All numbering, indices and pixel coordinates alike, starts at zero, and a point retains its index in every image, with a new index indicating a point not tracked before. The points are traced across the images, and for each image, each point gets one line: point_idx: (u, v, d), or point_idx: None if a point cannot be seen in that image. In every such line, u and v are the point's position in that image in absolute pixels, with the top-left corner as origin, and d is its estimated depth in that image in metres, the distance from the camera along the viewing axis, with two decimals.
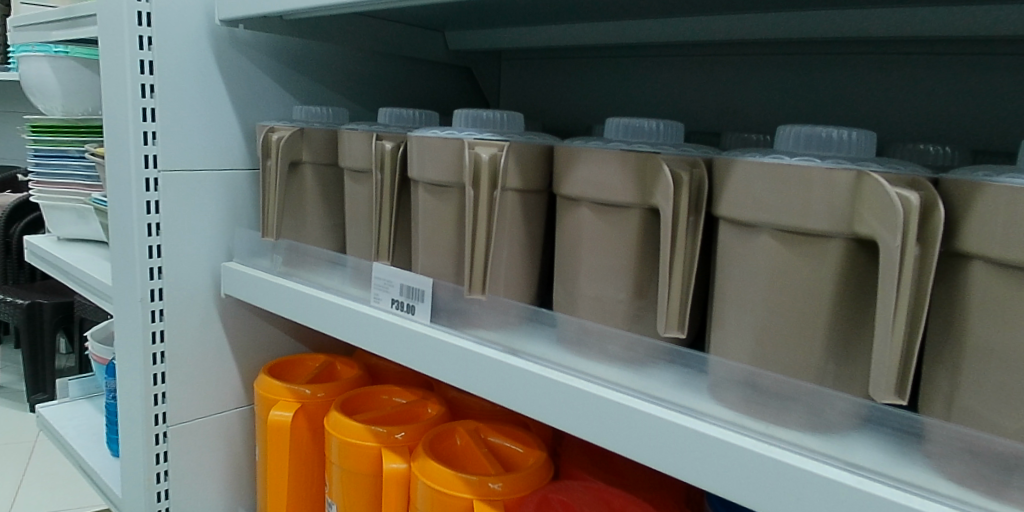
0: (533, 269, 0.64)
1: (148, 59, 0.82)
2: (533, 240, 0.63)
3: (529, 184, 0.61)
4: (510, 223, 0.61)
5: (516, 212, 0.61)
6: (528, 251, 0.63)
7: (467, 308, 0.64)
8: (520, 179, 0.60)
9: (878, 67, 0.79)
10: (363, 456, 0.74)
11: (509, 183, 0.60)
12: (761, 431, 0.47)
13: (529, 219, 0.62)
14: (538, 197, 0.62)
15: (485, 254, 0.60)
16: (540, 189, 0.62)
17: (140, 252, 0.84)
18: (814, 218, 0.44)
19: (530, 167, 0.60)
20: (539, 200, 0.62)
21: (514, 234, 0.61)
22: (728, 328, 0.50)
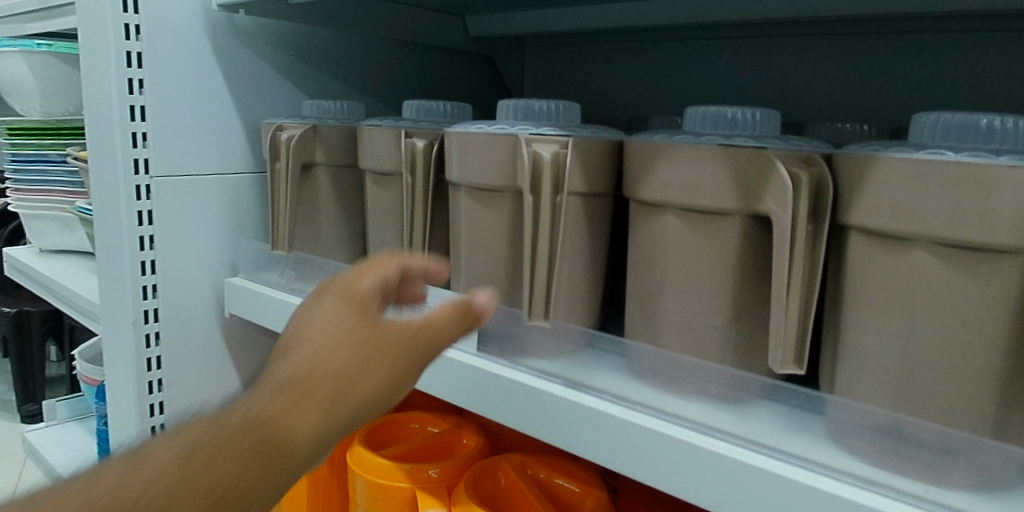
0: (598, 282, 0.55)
1: (136, 50, 0.72)
2: (597, 249, 0.54)
3: (592, 190, 0.52)
4: (578, 235, 0.52)
5: (583, 220, 0.52)
6: (592, 263, 0.54)
7: (522, 334, 0.54)
8: (584, 184, 0.51)
9: (964, 45, 0.68)
10: (392, 499, 0.64)
11: (573, 190, 0.50)
12: (910, 492, 0.38)
13: (594, 227, 0.53)
14: (603, 202, 0.53)
15: (551, 277, 0.51)
16: (605, 193, 0.53)
17: (132, 269, 0.74)
18: (990, 229, 0.35)
19: (595, 169, 0.51)
20: (604, 205, 0.53)
21: (576, 248, 0.52)
22: (859, 362, 0.41)
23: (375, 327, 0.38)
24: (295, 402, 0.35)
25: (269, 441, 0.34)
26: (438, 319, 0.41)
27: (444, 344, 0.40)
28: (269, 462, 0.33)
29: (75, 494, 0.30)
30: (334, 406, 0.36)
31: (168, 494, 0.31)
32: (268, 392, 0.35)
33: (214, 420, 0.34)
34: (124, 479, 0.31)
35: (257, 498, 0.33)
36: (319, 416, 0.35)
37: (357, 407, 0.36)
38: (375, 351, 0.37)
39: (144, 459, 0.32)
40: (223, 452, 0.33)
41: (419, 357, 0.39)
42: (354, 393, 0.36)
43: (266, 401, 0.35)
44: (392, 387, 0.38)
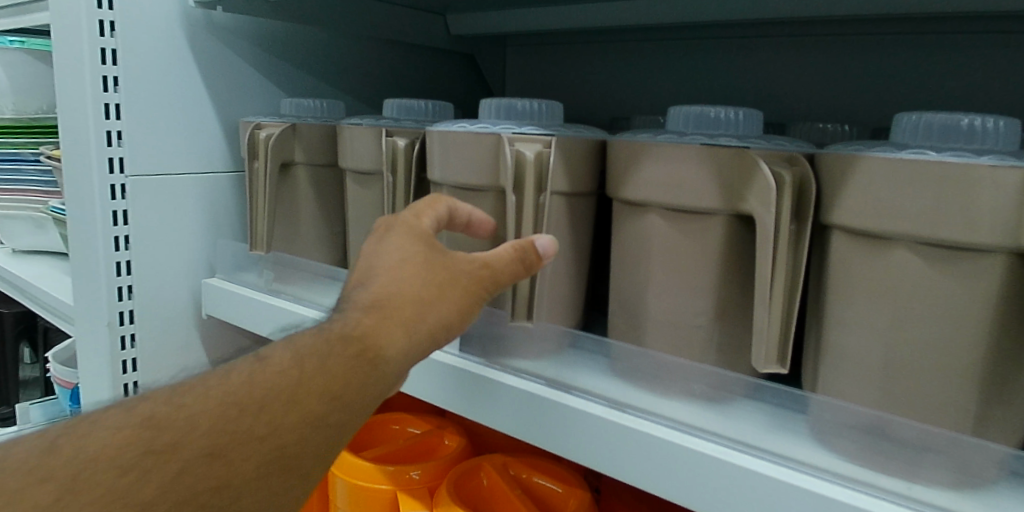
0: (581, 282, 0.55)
1: (110, 47, 0.70)
2: (580, 249, 0.54)
3: (575, 190, 0.51)
4: (562, 235, 0.52)
5: (566, 220, 0.52)
6: (575, 263, 0.54)
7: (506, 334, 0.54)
8: (567, 184, 0.50)
9: (941, 47, 0.69)
10: (374, 501, 0.63)
11: (557, 190, 0.50)
12: (892, 490, 0.38)
13: (577, 227, 0.53)
14: (586, 201, 0.53)
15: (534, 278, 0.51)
16: (588, 192, 0.53)
17: (107, 270, 0.72)
18: (972, 228, 0.35)
19: (579, 169, 0.51)
20: (587, 204, 0.53)
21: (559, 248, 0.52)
22: (842, 361, 0.41)
23: (442, 260, 0.43)
24: (383, 320, 0.40)
25: (369, 352, 0.38)
26: (502, 254, 0.45)
27: (507, 276, 0.45)
28: (368, 370, 0.38)
29: (214, 387, 0.35)
30: (418, 324, 0.41)
31: (289, 393, 0.36)
32: (360, 311, 0.40)
33: (318, 332, 0.39)
34: (253, 376, 0.36)
35: (360, 403, 0.38)
36: (406, 332, 0.40)
37: (436, 326, 0.41)
38: (446, 279, 0.43)
39: (267, 360, 0.37)
40: (330, 359, 0.37)
41: (483, 288, 0.44)
42: (436, 313, 0.41)
43: (357, 318, 0.39)
44: (463, 309, 0.43)
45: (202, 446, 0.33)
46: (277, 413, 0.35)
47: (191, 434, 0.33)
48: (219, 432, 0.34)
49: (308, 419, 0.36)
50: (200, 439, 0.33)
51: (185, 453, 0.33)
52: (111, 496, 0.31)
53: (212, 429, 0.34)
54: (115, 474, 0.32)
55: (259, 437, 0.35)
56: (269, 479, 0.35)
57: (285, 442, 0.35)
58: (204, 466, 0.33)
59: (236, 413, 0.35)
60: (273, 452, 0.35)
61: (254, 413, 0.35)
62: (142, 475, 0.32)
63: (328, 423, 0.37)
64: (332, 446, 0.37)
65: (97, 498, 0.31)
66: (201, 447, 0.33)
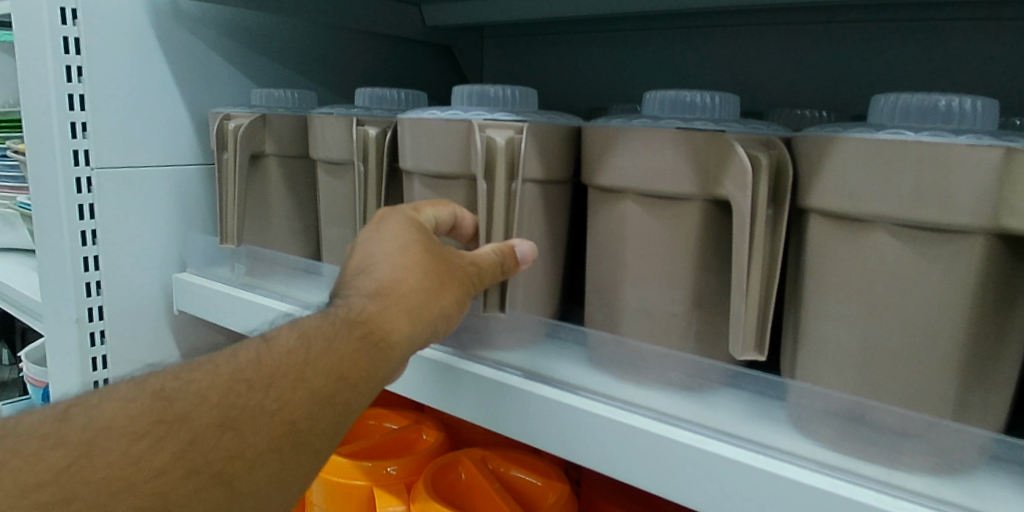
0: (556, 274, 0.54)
1: (73, 36, 0.68)
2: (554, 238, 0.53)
3: (548, 179, 0.50)
4: (535, 223, 0.51)
5: (541, 210, 0.51)
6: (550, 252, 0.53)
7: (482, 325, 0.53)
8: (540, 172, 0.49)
9: (917, 33, 0.69)
10: (351, 497, 0.62)
11: (529, 177, 0.49)
12: (874, 478, 0.37)
13: (552, 217, 0.52)
14: (560, 193, 0.52)
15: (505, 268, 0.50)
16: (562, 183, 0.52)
17: (73, 265, 0.71)
18: (951, 209, 0.35)
19: (552, 158, 0.50)
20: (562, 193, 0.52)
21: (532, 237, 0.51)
22: (821, 346, 0.40)
23: (443, 249, 0.44)
24: (387, 306, 0.40)
25: (373, 335, 0.39)
26: (490, 255, 0.46)
27: (493, 276, 0.46)
28: (374, 353, 0.39)
29: (223, 366, 0.36)
30: (421, 309, 0.41)
31: (297, 370, 0.37)
32: (363, 297, 0.41)
33: (324, 316, 0.40)
34: (261, 355, 0.37)
35: (367, 383, 0.39)
36: (409, 318, 0.41)
37: (437, 313, 0.43)
38: (446, 266, 0.44)
39: (274, 341, 0.38)
40: (337, 340, 0.38)
41: (474, 285, 0.46)
42: (437, 301, 0.42)
43: (362, 303, 0.40)
44: (460, 302, 0.44)
45: (212, 417, 0.34)
46: (286, 389, 0.36)
47: (202, 407, 0.34)
48: (230, 406, 0.35)
49: (317, 397, 0.37)
50: (210, 411, 0.34)
51: (195, 423, 0.33)
52: (124, 461, 0.31)
53: (222, 404, 0.34)
54: (128, 441, 0.32)
55: (269, 411, 0.35)
56: (279, 454, 0.35)
57: (295, 419, 0.36)
58: (216, 437, 0.34)
59: (246, 388, 0.35)
60: (283, 426, 0.35)
61: (263, 389, 0.35)
62: (155, 442, 0.32)
63: (336, 403, 0.37)
64: (341, 427, 0.38)
65: (111, 461, 0.31)
66: (212, 418, 0.34)
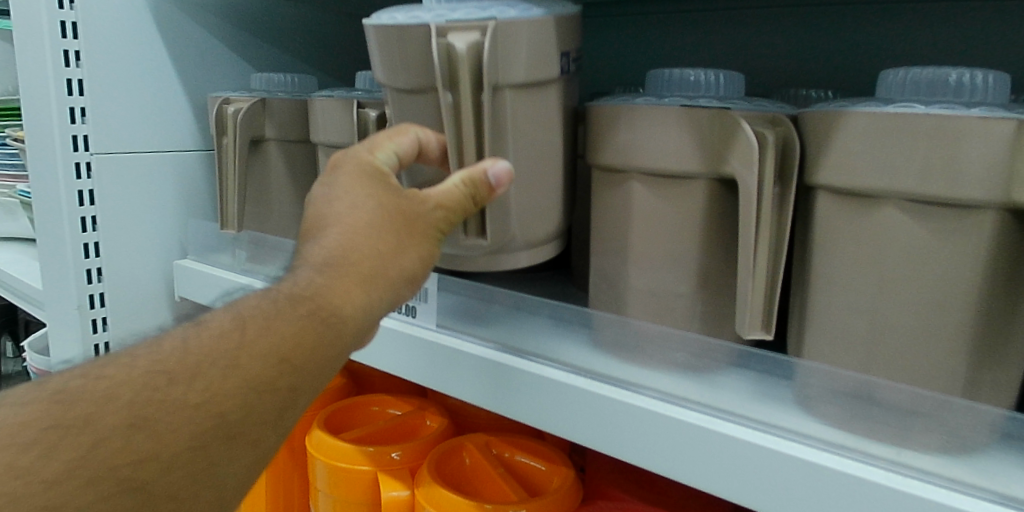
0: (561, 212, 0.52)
1: (70, 20, 0.68)
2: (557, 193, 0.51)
3: (543, 117, 0.48)
4: (530, 148, 0.48)
5: (525, 132, 0.47)
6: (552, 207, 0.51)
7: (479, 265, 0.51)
8: (510, 72, 0.44)
9: (920, 14, 0.68)
10: (355, 483, 0.62)
11: (498, 80, 0.44)
12: (885, 457, 0.37)
13: (533, 126, 0.47)
14: (544, 102, 0.47)
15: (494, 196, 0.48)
16: (543, 86, 0.46)
17: (74, 251, 0.71)
18: (963, 183, 0.34)
19: (526, 64, 0.45)
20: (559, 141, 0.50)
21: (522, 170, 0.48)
22: (829, 324, 0.40)
23: (402, 206, 0.41)
24: (340, 277, 0.38)
25: (321, 311, 0.37)
26: (456, 188, 0.43)
27: (461, 211, 0.43)
28: (323, 330, 0.37)
29: (144, 358, 0.34)
30: (375, 278, 0.39)
31: (228, 357, 0.34)
32: (314, 268, 0.38)
33: (265, 296, 0.37)
34: (188, 343, 0.35)
35: (316, 363, 0.37)
36: (363, 289, 0.39)
37: (397, 279, 0.40)
38: (405, 227, 0.41)
39: (206, 328, 0.36)
40: (278, 320, 0.36)
41: (440, 227, 0.43)
42: (396, 266, 0.40)
43: (311, 276, 0.38)
44: (420, 256, 0.42)
45: (122, 417, 0.32)
46: (213, 379, 0.34)
47: (112, 406, 0.32)
48: (145, 402, 0.32)
49: (253, 383, 0.35)
50: (120, 410, 0.32)
51: (105, 424, 0.31)
52: (8, 473, 0.29)
53: (139, 398, 0.32)
54: (15, 451, 0.29)
55: (194, 404, 0.33)
56: (208, 449, 0.33)
57: (225, 410, 0.34)
58: (127, 437, 0.31)
59: (164, 381, 0.33)
60: (210, 418, 0.33)
61: (186, 382, 0.33)
62: (52, 448, 0.30)
63: (276, 388, 0.35)
64: (283, 415, 0.36)
65: None
66: (123, 417, 0.32)
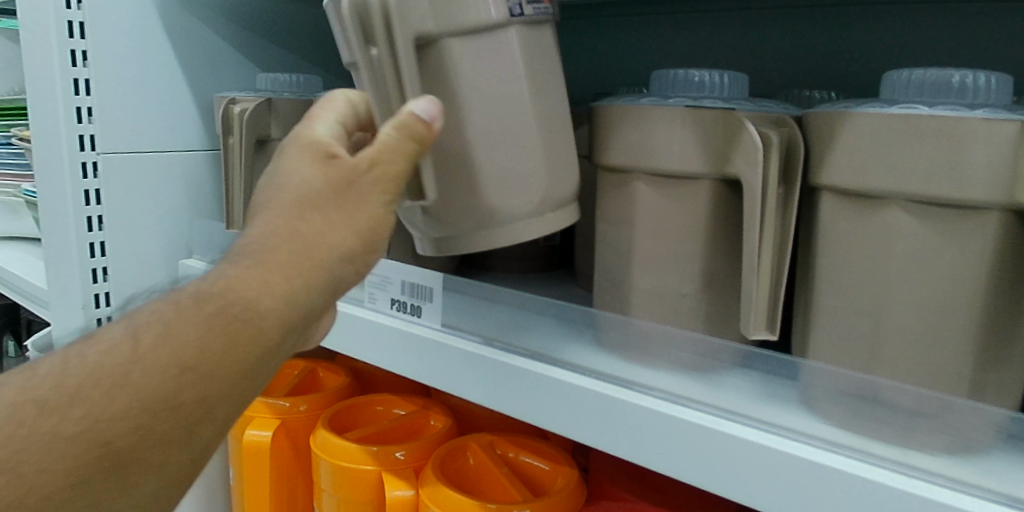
0: (564, 178, 0.45)
1: (78, 20, 0.68)
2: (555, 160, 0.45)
3: (512, 74, 0.42)
4: (490, 106, 0.42)
5: (483, 91, 0.42)
6: (556, 178, 0.45)
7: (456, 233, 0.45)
8: (436, 22, 0.41)
9: (923, 16, 0.68)
10: (359, 482, 0.62)
11: (419, 31, 0.40)
12: (889, 458, 0.37)
13: (489, 80, 0.42)
14: (504, 51, 0.42)
15: (452, 167, 0.44)
16: (493, 33, 0.41)
17: (79, 250, 0.71)
18: (966, 184, 0.34)
19: (457, 12, 0.41)
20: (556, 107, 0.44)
21: (483, 131, 0.43)
22: (831, 325, 0.40)
23: (332, 186, 0.38)
24: (256, 270, 0.35)
25: (229, 309, 0.33)
26: (387, 137, 0.39)
27: (402, 161, 0.39)
28: (231, 331, 0.33)
29: (18, 385, 0.30)
30: (298, 265, 0.36)
31: (113, 377, 0.31)
32: (233, 262, 0.36)
33: (171, 300, 0.34)
34: (69, 365, 0.31)
35: (230, 366, 0.33)
36: (284, 278, 0.35)
37: (327, 268, 0.37)
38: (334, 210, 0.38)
39: (98, 341, 0.32)
40: (179, 323, 0.32)
41: (386, 196, 0.39)
42: (325, 253, 0.37)
43: (225, 272, 0.35)
44: (358, 231, 0.38)
45: None
46: (95, 404, 0.30)
47: None
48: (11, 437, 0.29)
49: (143, 403, 0.31)
50: None
51: None
52: None
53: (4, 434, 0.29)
54: None
55: (69, 436, 0.29)
56: (93, 482, 0.30)
57: (110, 439, 0.30)
58: None
59: (36, 412, 0.29)
60: (91, 449, 0.30)
61: (61, 411, 0.30)
62: None
63: (178, 404, 0.32)
64: (191, 431, 0.32)
65: None
66: None
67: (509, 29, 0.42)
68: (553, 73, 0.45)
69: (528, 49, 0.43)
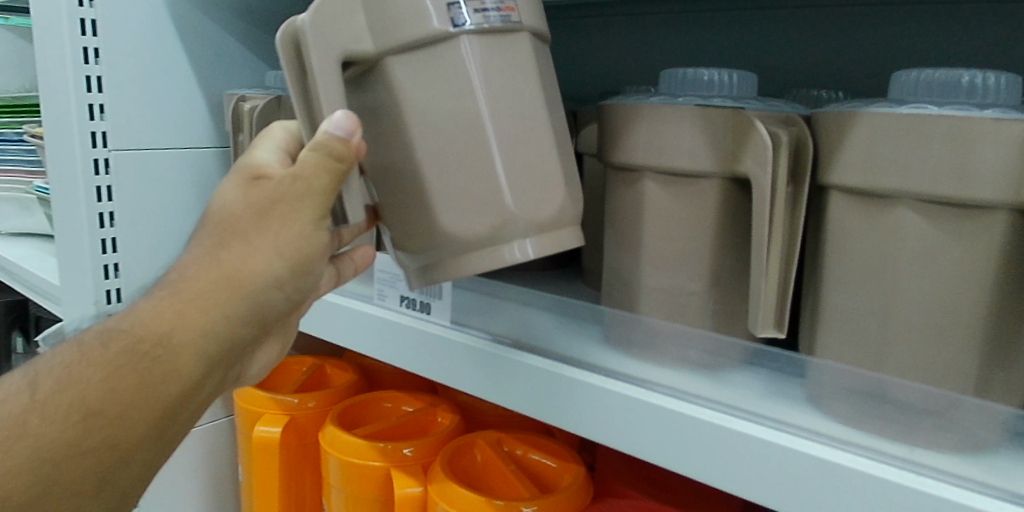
0: (549, 198, 0.40)
1: (90, 18, 0.68)
2: (531, 177, 0.39)
3: (460, 89, 0.38)
4: (440, 120, 0.39)
5: (427, 108, 0.39)
6: (528, 199, 0.39)
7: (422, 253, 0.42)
8: (375, 42, 0.38)
9: (932, 15, 0.68)
10: (367, 478, 0.62)
11: (347, 51, 0.38)
12: (899, 455, 0.37)
13: (437, 95, 0.39)
14: (457, 65, 0.38)
15: (404, 181, 0.41)
16: (437, 45, 0.38)
17: (92, 247, 0.71)
18: (976, 184, 0.34)
19: (397, 25, 0.38)
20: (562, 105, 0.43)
21: (430, 150, 0.39)
22: (840, 324, 0.40)
23: (243, 224, 0.39)
24: (170, 308, 0.38)
25: (141, 347, 0.38)
26: (307, 159, 0.38)
27: (327, 178, 0.39)
28: (139, 375, 0.38)
29: None
30: (213, 300, 0.39)
31: (26, 426, 0.36)
32: (155, 295, 0.39)
33: (91, 342, 0.38)
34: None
35: (141, 406, 0.38)
36: (197, 314, 0.39)
37: (238, 307, 0.39)
38: (245, 250, 0.39)
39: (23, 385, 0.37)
40: (90, 370, 0.37)
41: (308, 219, 0.40)
42: (232, 298, 0.39)
43: (142, 312, 0.38)
44: (284, 255, 0.40)
45: None
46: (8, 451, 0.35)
47: None
48: None
49: (54, 449, 0.36)
50: None
51: None
52: None
53: None
54: None
55: None
56: None
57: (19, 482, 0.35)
58: None
59: None
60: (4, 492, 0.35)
61: None
62: None
63: (85, 447, 0.37)
64: (104, 467, 0.38)
65: None
66: None
67: (457, 39, 0.38)
68: (539, 82, 0.40)
69: (487, 58, 0.38)
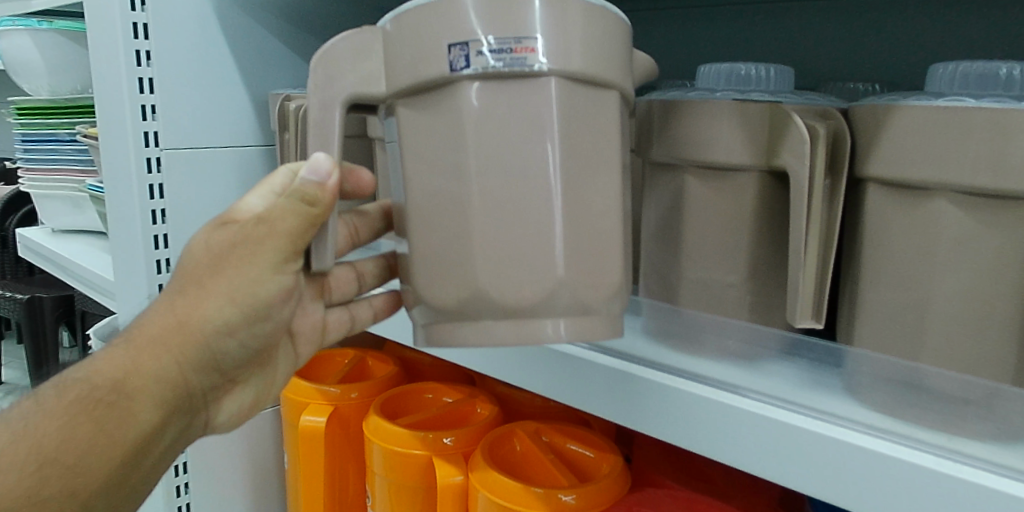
0: (535, 279, 0.36)
1: (142, 22, 0.71)
2: (513, 252, 0.36)
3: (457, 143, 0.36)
4: (439, 165, 0.36)
5: (425, 156, 0.37)
6: (511, 269, 0.36)
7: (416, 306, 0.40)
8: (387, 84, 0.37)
9: (972, 5, 0.67)
10: (409, 466, 0.64)
11: (352, 96, 0.38)
12: (936, 443, 0.38)
13: (435, 145, 0.36)
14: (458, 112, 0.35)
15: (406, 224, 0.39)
16: (440, 91, 0.36)
17: (145, 243, 0.74)
18: (1015, 175, 0.35)
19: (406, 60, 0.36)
20: None
21: (424, 197, 0.37)
22: (879, 315, 0.41)
23: (195, 274, 0.43)
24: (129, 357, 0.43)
25: (97, 394, 0.42)
26: (278, 202, 0.40)
27: (293, 220, 0.40)
28: (93, 422, 0.42)
29: None
30: (165, 344, 0.44)
31: None
32: (116, 347, 0.44)
33: (55, 393, 0.42)
34: None
35: (97, 452, 0.42)
36: (152, 360, 0.43)
37: (190, 350, 0.44)
38: (197, 296, 0.43)
39: None
40: (47, 420, 0.41)
41: (270, 263, 0.42)
42: (184, 341, 0.44)
43: (101, 364, 0.43)
44: (235, 301, 0.43)
45: None
46: None
47: None
48: None
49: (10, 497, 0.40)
50: None
51: None
52: None
53: None
54: None
55: None
56: None
57: None
58: None
59: None
60: None
61: None
62: None
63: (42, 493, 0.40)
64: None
65: None
66: None
67: (458, 86, 0.35)
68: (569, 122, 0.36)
69: (491, 108, 0.35)
